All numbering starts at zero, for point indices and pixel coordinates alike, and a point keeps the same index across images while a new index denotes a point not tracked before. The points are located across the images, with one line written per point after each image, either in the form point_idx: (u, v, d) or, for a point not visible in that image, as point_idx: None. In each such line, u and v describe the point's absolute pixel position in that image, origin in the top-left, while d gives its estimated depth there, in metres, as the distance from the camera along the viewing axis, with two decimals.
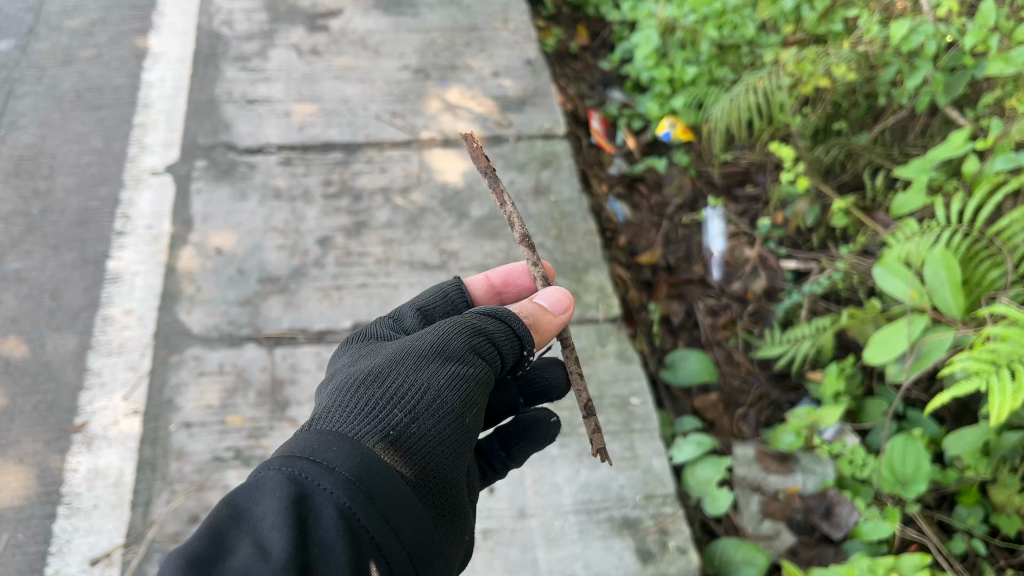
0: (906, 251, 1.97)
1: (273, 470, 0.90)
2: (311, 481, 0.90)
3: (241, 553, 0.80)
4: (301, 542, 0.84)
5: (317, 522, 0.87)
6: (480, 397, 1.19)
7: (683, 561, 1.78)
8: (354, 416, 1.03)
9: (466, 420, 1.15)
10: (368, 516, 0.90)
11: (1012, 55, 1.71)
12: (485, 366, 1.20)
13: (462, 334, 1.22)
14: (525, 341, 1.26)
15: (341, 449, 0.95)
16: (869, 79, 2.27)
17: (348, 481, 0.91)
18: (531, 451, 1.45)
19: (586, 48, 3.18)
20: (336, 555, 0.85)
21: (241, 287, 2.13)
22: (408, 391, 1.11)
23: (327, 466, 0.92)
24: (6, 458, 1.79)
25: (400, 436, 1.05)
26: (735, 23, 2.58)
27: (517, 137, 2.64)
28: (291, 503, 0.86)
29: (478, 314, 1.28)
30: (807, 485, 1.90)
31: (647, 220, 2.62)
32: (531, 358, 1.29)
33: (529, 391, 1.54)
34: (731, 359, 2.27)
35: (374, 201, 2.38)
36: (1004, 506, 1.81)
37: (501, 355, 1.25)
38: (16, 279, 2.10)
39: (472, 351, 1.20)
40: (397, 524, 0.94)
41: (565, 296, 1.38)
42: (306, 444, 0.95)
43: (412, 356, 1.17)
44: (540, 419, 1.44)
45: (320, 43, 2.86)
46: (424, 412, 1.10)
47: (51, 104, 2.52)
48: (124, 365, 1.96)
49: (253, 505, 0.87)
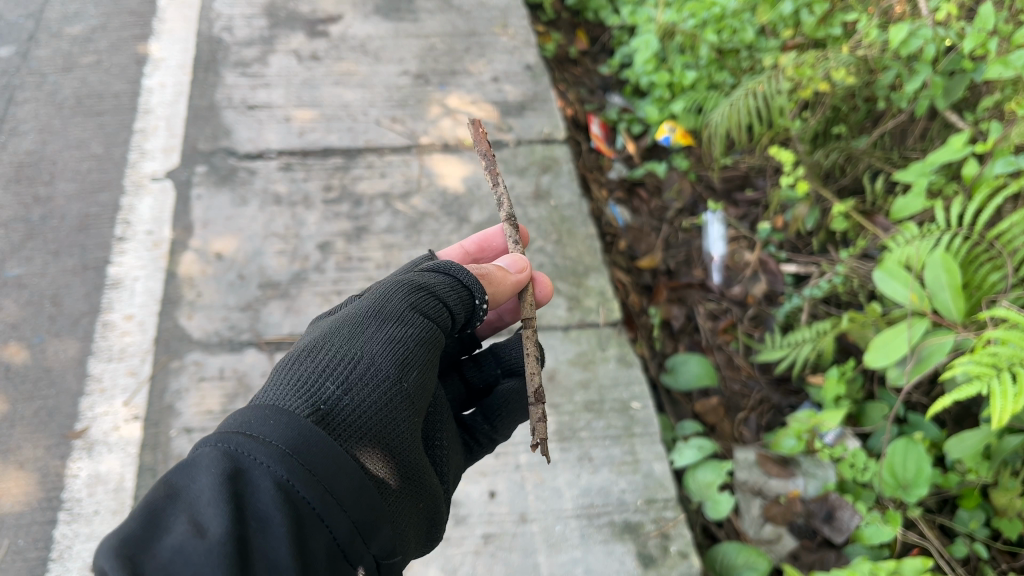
0: (906, 255, 1.98)
1: (208, 446, 0.87)
2: (246, 456, 0.87)
3: (176, 531, 0.80)
4: (237, 516, 0.83)
5: (254, 497, 0.85)
6: (421, 358, 1.19)
7: (685, 566, 1.78)
8: (286, 386, 1.01)
9: (407, 384, 1.15)
10: (307, 489, 0.88)
11: (1011, 59, 1.70)
12: (427, 326, 1.21)
13: (402, 296, 1.24)
14: (475, 289, 1.33)
15: (277, 422, 0.91)
16: (869, 83, 2.28)
17: (284, 454, 0.88)
18: (515, 423, 1.53)
19: (585, 53, 3.20)
20: (274, 528, 0.85)
21: (242, 293, 2.13)
22: (345, 358, 1.10)
23: (263, 439, 0.88)
24: (7, 464, 1.79)
25: (336, 404, 1.03)
26: (734, 28, 2.59)
27: (517, 141, 2.65)
28: (227, 481, 0.83)
29: (422, 274, 1.32)
30: (808, 489, 1.88)
31: (646, 224, 2.63)
32: (484, 307, 1.35)
33: (505, 365, 1.59)
34: (732, 364, 2.27)
35: (374, 206, 2.39)
36: (1005, 510, 1.81)
37: (448, 313, 1.28)
38: (17, 285, 2.10)
39: (414, 311, 1.22)
40: (338, 493, 0.92)
41: (522, 258, 1.50)
42: (241, 420, 0.90)
43: (351, 323, 1.17)
44: (520, 390, 1.50)
45: (320, 49, 2.86)
46: (361, 381, 1.09)
47: (52, 111, 2.52)
48: (125, 370, 1.96)
49: (189, 482, 0.84)
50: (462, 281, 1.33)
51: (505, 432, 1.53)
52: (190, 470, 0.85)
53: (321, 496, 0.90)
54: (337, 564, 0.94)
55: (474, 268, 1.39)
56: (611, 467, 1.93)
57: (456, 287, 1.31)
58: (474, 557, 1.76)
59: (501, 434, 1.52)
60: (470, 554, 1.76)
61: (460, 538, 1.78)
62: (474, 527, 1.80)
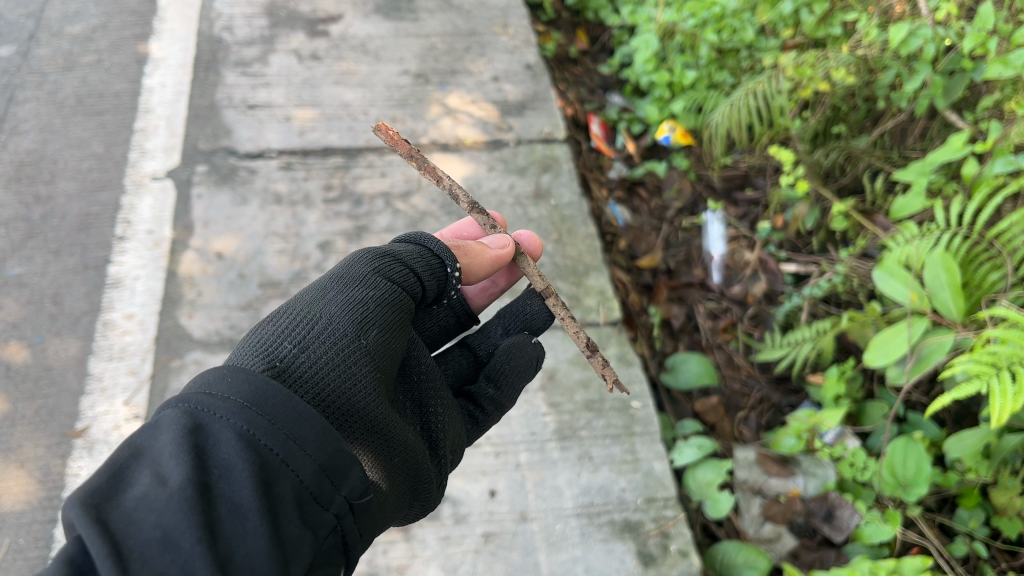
0: (905, 254, 1.98)
1: (170, 407, 0.89)
2: (206, 412, 0.88)
3: (139, 484, 0.81)
4: (198, 465, 0.84)
5: (215, 447, 0.86)
6: (384, 319, 1.22)
7: (685, 564, 1.78)
8: (247, 348, 1.06)
9: (370, 342, 1.17)
10: (268, 436, 0.89)
11: (1010, 58, 1.70)
12: (387, 289, 1.25)
13: (364, 263, 1.28)
14: (445, 257, 1.41)
15: (236, 377, 0.93)
16: (869, 83, 2.29)
17: (243, 406, 0.90)
18: (523, 383, 1.54)
19: (585, 53, 3.21)
20: (237, 473, 0.85)
21: (242, 292, 2.13)
22: (306, 322, 1.13)
23: (220, 394, 0.90)
24: (7, 463, 1.80)
25: (295, 362, 1.06)
26: (734, 27, 2.59)
27: (518, 141, 2.65)
28: (186, 433, 0.85)
29: (383, 246, 1.37)
30: (808, 488, 1.88)
31: (646, 223, 2.64)
32: (456, 275, 1.42)
33: (518, 322, 1.64)
34: (732, 363, 2.27)
35: (374, 205, 2.39)
36: (1005, 509, 1.81)
37: (414, 277, 1.34)
38: (17, 284, 2.10)
39: (375, 275, 1.27)
40: (302, 438, 0.92)
41: (506, 236, 1.56)
42: (201, 379, 0.93)
43: (312, 292, 1.21)
44: (522, 344, 1.55)
45: (320, 48, 2.86)
46: (322, 340, 1.12)
47: (52, 110, 2.53)
48: (125, 369, 1.96)
49: (153, 440, 0.86)
50: (432, 249, 1.41)
51: (510, 396, 1.53)
52: (153, 430, 0.87)
53: (283, 442, 0.90)
54: (310, 511, 0.92)
55: (451, 243, 1.47)
56: (611, 465, 1.94)
57: (428, 256, 1.39)
58: (474, 556, 1.76)
59: (507, 399, 1.52)
60: (470, 552, 1.76)
61: (460, 536, 1.79)
62: (474, 526, 1.80)
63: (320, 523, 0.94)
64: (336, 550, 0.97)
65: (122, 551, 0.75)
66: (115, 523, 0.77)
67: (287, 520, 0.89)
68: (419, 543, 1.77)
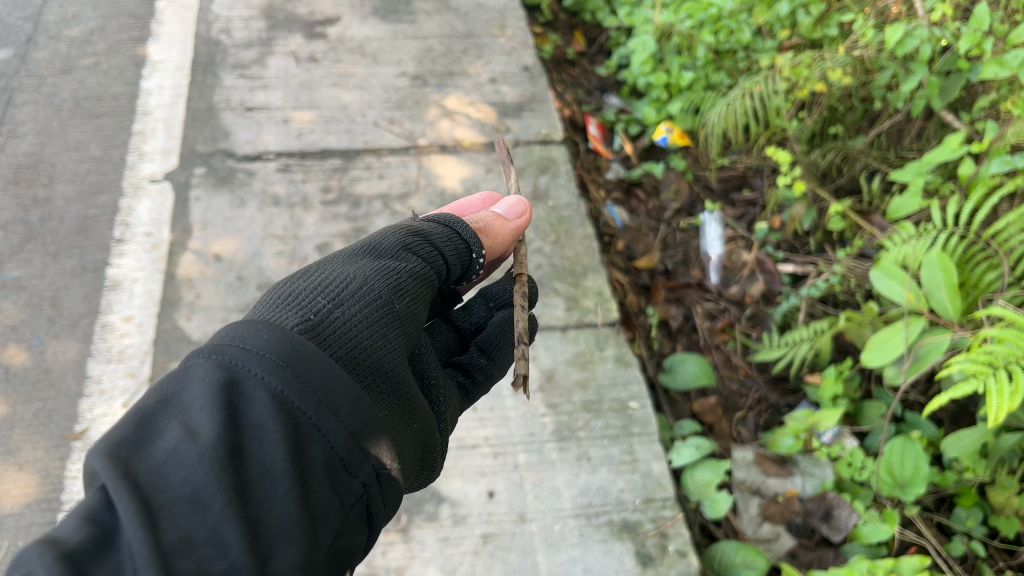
0: (903, 254, 1.99)
1: (201, 358, 0.88)
2: (240, 368, 0.87)
3: (168, 436, 0.81)
4: (230, 423, 0.84)
5: (248, 406, 0.86)
6: (415, 290, 1.24)
7: (683, 565, 1.78)
8: (276, 300, 1.06)
9: (396, 303, 1.17)
10: (303, 399, 0.88)
11: (1007, 58, 1.70)
12: (418, 264, 1.29)
13: (394, 237, 1.33)
14: (472, 241, 1.44)
15: (270, 335, 0.92)
16: (865, 84, 2.30)
17: (278, 366, 0.89)
18: (512, 355, 1.58)
19: (583, 54, 3.21)
20: (268, 434, 0.85)
21: (241, 294, 2.12)
22: (335, 282, 1.14)
23: (255, 351, 0.89)
24: (7, 466, 1.80)
25: (327, 316, 1.05)
26: (731, 29, 2.60)
27: (515, 142, 2.66)
28: (220, 389, 0.85)
29: (418, 222, 1.42)
30: (806, 488, 1.89)
31: (644, 225, 2.64)
32: (480, 261, 1.46)
33: (499, 299, 1.65)
34: (729, 364, 2.27)
35: (372, 208, 2.39)
36: (1003, 508, 1.82)
37: (439, 257, 1.37)
38: (15, 287, 2.11)
39: (404, 250, 1.30)
40: (334, 404, 0.91)
41: (521, 205, 1.62)
42: (231, 331, 0.92)
43: (343, 256, 1.24)
44: (514, 317, 1.59)
45: (318, 50, 2.87)
46: (350, 299, 1.11)
47: (50, 113, 2.53)
48: (124, 372, 1.96)
49: (183, 391, 0.86)
50: (460, 234, 1.43)
51: (500, 366, 1.56)
52: (183, 380, 0.87)
53: (316, 406, 0.89)
54: (338, 478, 0.92)
55: (473, 219, 1.50)
56: (610, 466, 1.94)
57: (455, 239, 1.41)
58: (474, 557, 1.76)
59: (497, 369, 1.55)
60: (469, 553, 1.77)
61: (459, 537, 1.79)
62: (472, 527, 1.81)
63: (348, 490, 0.93)
64: (361, 519, 0.97)
65: (152, 507, 0.76)
66: (144, 477, 0.77)
67: (317, 486, 0.88)
68: (417, 544, 1.78)
